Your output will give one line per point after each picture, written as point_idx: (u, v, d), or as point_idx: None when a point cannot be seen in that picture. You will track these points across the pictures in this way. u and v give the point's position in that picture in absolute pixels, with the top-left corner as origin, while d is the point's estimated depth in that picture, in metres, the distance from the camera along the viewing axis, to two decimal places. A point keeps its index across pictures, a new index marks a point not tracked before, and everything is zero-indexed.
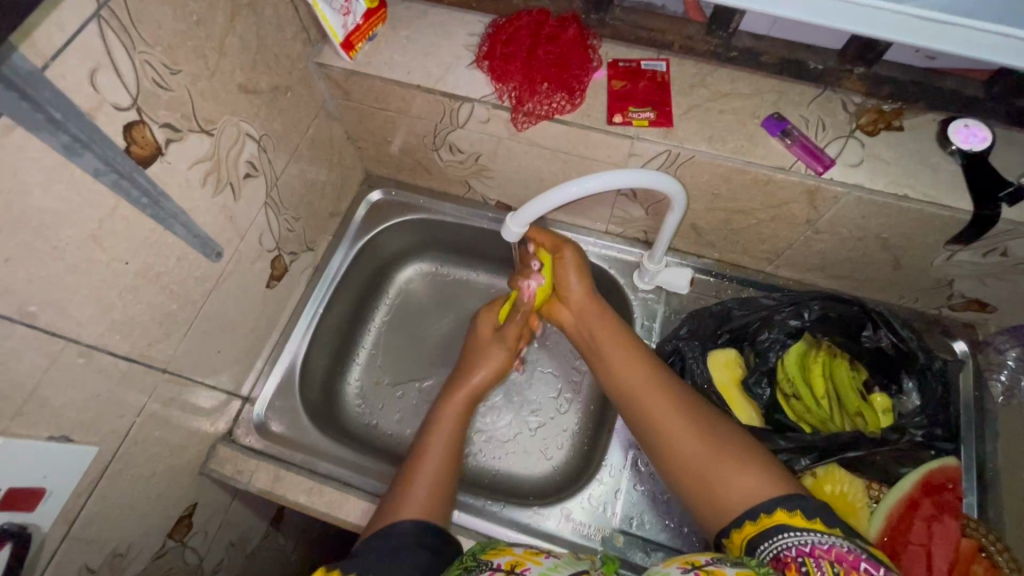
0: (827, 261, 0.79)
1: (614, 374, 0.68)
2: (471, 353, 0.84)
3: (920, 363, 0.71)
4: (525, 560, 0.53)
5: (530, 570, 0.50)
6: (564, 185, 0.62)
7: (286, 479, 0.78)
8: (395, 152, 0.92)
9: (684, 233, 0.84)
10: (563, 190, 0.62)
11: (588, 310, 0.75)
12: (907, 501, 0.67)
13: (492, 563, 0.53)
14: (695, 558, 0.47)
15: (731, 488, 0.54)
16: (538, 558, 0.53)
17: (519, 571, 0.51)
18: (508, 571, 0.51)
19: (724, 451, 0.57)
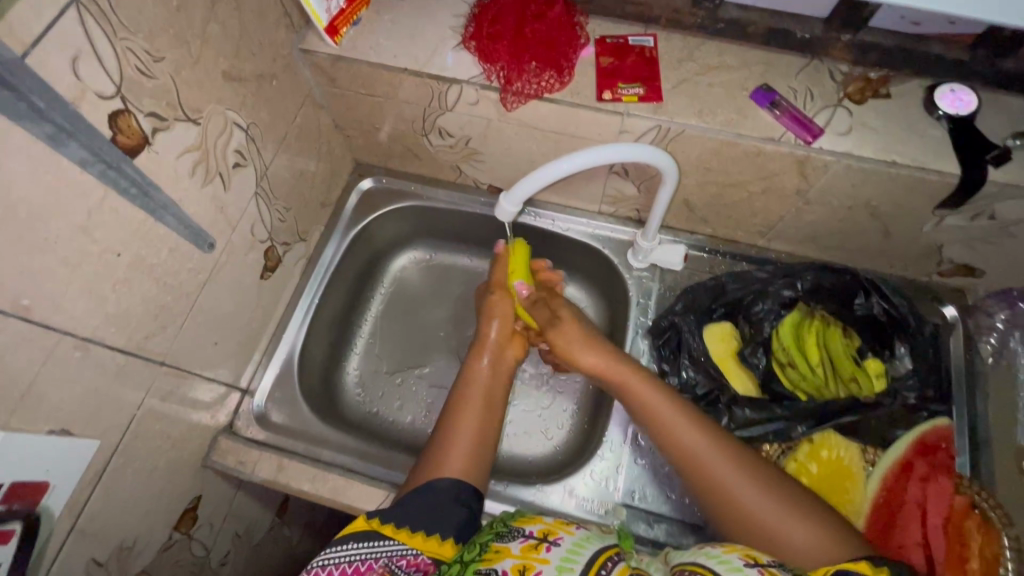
0: (818, 232, 0.79)
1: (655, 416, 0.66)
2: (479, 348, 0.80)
3: (911, 329, 0.71)
4: (556, 528, 0.56)
5: (564, 539, 0.54)
6: (552, 162, 0.61)
7: (290, 467, 0.78)
8: (384, 139, 0.91)
9: (676, 209, 0.84)
10: (551, 166, 0.61)
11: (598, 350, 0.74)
12: (901, 463, 0.69)
13: (524, 530, 0.56)
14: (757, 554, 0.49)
15: (779, 533, 0.56)
16: (569, 529, 0.56)
17: (552, 540, 0.53)
18: (541, 539, 0.54)
19: (772, 499, 0.58)
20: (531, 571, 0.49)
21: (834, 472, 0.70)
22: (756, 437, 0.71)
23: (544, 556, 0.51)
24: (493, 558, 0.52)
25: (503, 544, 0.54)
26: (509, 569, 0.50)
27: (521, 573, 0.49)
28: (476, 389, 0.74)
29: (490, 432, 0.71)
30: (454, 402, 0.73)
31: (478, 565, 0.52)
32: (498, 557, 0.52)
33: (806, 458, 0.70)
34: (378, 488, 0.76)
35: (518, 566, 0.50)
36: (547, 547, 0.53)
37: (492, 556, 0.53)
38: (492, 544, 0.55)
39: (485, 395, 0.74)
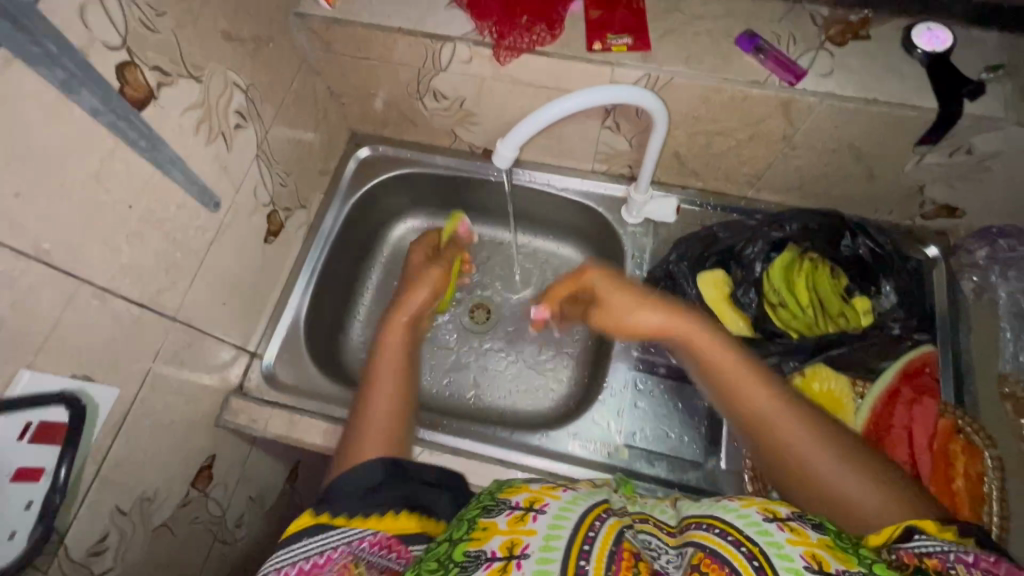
0: (805, 179, 0.82)
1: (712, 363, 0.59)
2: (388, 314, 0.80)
3: (896, 266, 0.76)
4: (542, 495, 0.49)
5: (549, 505, 0.47)
6: (550, 105, 0.63)
7: (301, 423, 0.80)
8: (379, 106, 0.93)
9: (668, 163, 0.86)
10: (551, 108, 0.63)
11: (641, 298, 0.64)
12: (889, 391, 0.72)
13: (511, 501, 0.48)
14: (776, 508, 0.44)
15: (852, 499, 0.48)
16: (556, 492, 0.49)
17: (539, 508, 0.47)
18: (528, 508, 0.47)
19: (852, 463, 0.49)
20: (520, 547, 0.43)
21: (825, 403, 0.73)
22: None
23: (531, 527, 0.45)
24: (480, 537, 0.45)
25: (489, 519, 0.46)
26: (497, 549, 0.43)
27: (510, 550, 0.43)
28: (388, 351, 0.73)
29: (410, 396, 0.68)
30: (370, 368, 0.71)
31: (466, 545, 0.45)
32: (485, 534, 0.45)
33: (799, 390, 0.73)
34: None
35: (507, 544, 0.44)
36: (533, 517, 0.46)
37: (480, 534, 0.45)
38: (478, 519, 0.47)
39: (404, 361, 0.72)
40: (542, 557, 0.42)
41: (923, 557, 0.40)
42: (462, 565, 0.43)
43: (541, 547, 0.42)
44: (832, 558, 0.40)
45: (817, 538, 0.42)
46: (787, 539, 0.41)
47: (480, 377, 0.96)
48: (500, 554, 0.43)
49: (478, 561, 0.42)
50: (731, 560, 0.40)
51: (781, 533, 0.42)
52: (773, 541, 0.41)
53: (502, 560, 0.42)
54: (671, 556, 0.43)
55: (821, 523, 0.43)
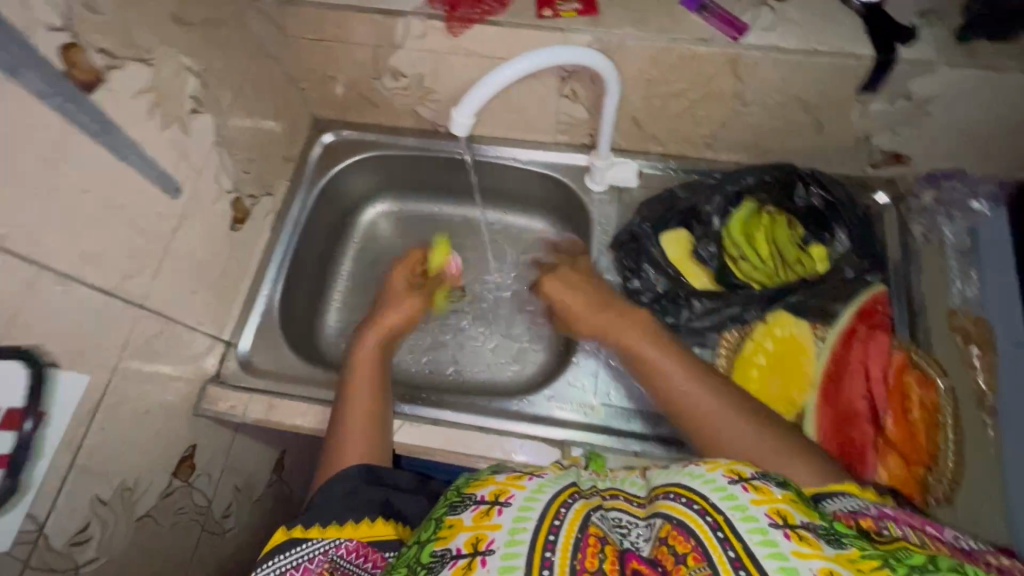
0: (759, 136, 0.84)
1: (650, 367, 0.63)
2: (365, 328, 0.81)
3: (846, 213, 0.79)
4: (509, 486, 0.48)
5: (515, 497, 0.46)
6: (498, 70, 0.64)
7: (280, 407, 0.81)
8: (339, 89, 0.93)
9: (627, 129, 0.88)
10: (499, 73, 0.63)
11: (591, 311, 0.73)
12: (846, 332, 0.74)
13: (475, 495, 0.48)
14: (742, 468, 0.44)
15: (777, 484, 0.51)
16: (523, 482, 0.48)
17: (504, 501, 0.46)
18: (493, 502, 0.47)
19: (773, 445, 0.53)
20: (484, 543, 0.43)
21: (787, 349, 0.75)
22: (717, 325, 0.78)
23: (496, 521, 0.45)
24: (447, 536, 0.45)
25: (455, 516, 0.47)
26: (462, 546, 0.44)
27: (475, 547, 0.43)
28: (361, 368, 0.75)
29: (385, 411, 0.71)
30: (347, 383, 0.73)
31: (433, 545, 0.46)
32: (451, 533, 0.45)
33: (761, 339, 0.76)
34: None
35: (472, 540, 0.44)
36: (498, 511, 0.45)
37: (445, 533, 0.46)
38: (445, 518, 0.48)
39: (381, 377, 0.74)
40: (506, 552, 0.42)
41: (857, 516, 0.44)
42: (430, 566, 0.44)
43: (506, 542, 0.42)
44: (794, 511, 0.42)
45: (781, 492, 0.43)
46: (750, 499, 0.42)
47: (459, 352, 0.97)
48: (465, 551, 0.43)
49: (444, 560, 0.44)
50: (697, 531, 0.41)
51: (746, 494, 0.42)
52: (738, 505, 0.42)
53: (467, 557, 0.43)
54: (639, 529, 0.44)
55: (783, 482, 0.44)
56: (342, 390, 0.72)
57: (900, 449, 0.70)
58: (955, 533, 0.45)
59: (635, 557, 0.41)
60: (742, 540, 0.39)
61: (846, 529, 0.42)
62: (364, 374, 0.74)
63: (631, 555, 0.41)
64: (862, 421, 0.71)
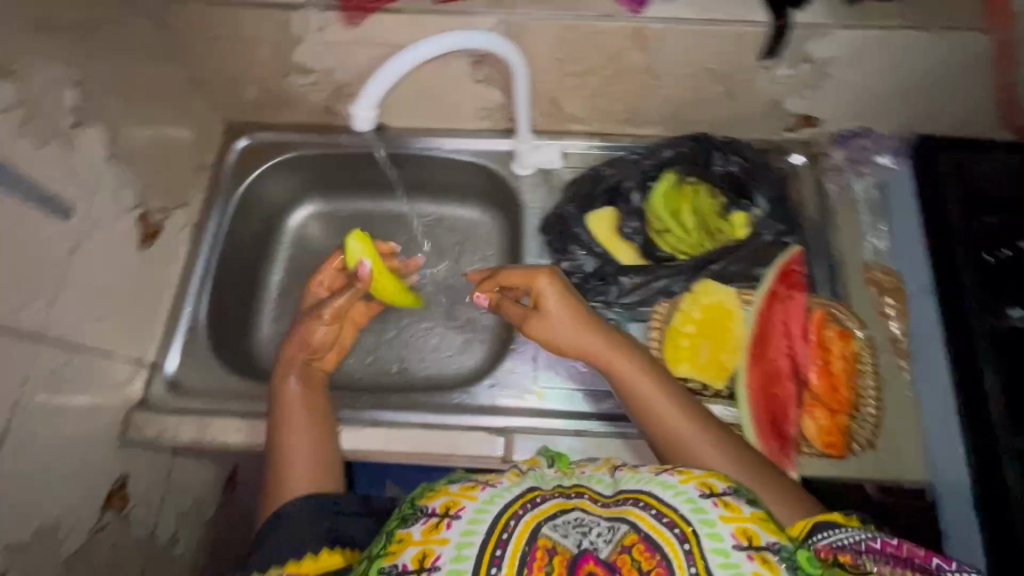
0: (676, 108, 0.85)
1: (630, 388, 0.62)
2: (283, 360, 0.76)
3: (760, 178, 0.81)
4: (461, 497, 0.47)
5: (465, 510, 0.45)
6: (402, 54, 0.62)
7: (213, 425, 0.78)
8: (247, 90, 0.89)
9: (548, 110, 0.87)
10: (402, 57, 0.61)
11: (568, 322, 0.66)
12: (770, 294, 0.75)
13: (427, 506, 0.47)
14: (714, 482, 0.46)
15: None
16: (475, 490, 0.47)
17: (455, 513, 0.45)
18: (444, 514, 0.46)
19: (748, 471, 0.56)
20: (430, 559, 0.43)
21: (714, 314, 0.77)
22: (645, 299, 0.79)
23: (444, 535, 0.44)
24: (396, 551, 0.45)
25: (405, 530, 0.46)
26: (410, 562, 0.43)
27: (422, 563, 0.43)
28: (292, 403, 0.71)
29: (329, 446, 0.69)
30: (278, 424, 0.70)
31: (381, 561, 0.44)
32: (400, 547, 0.45)
33: (688, 308, 0.77)
34: None
35: (419, 555, 0.44)
36: (448, 525, 0.45)
37: (395, 548, 0.45)
38: (396, 531, 0.46)
39: (311, 412, 0.71)
40: (452, 567, 0.42)
41: (837, 551, 0.46)
42: None
43: (453, 558, 0.43)
44: (762, 531, 0.43)
45: (749, 511, 0.44)
46: (719, 516, 0.43)
47: (402, 350, 0.96)
48: (412, 568, 0.43)
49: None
50: (663, 544, 0.42)
51: (715, 510, 0.44)
52: (707, 519, 0.43)
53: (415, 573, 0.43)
54: (601, 530, 0.43)
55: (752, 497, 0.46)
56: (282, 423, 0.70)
57: (823, 403, 0.73)
58: (943, 563, 0.46)
59: (592, 558, 0.41)
60: (705, 558, 0.41)
61: (811, 559, 0.43)
62: (292, 410, 0.70)
63: (586, 557, 0.41)
64: (784, 381, 0.73)
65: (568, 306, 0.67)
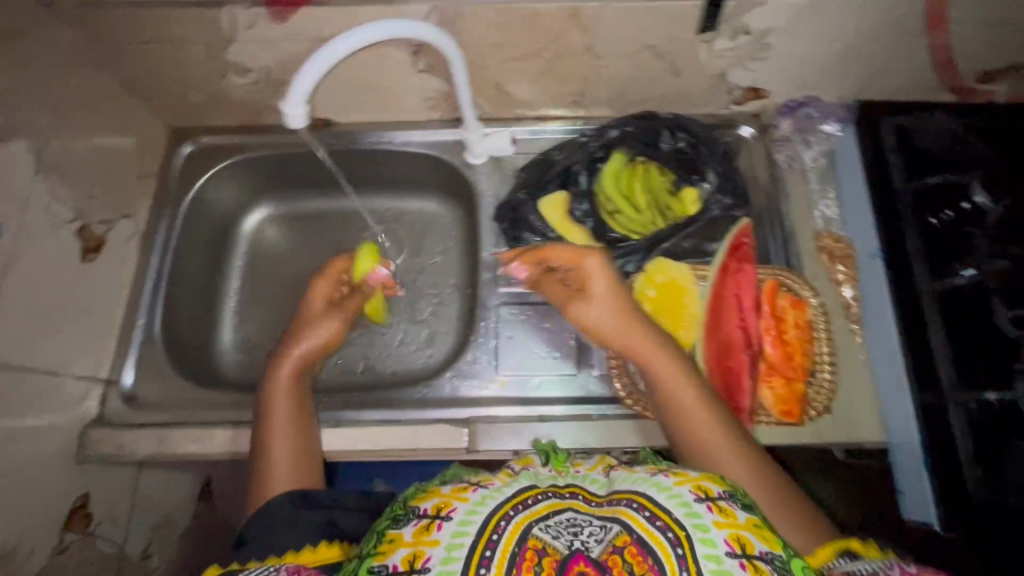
0: (623, 87, 0.85)
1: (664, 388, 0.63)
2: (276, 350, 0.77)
3: (708, 152, 0.81)
4: (452, 498, 0.46)
5: (456, 510, 0.45)
6: (324, 49, 0.60)
7: (172, 437, 0.77)
8: (186, 93, 0.87)
9: (495, 97, 0.87)
10: (324, 53, 0.60)
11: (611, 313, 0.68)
12: (721, 269, 0.76)
13: (419, 508, 0.47)
14: (708, 486, 0.45)
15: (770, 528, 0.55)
16: (467, 492, 0.46)
17: (445, 514, 0.45)
18: (435, 515, 0.45)
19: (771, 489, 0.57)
20: (421, 561, 0.42)
21: (668, 292, 0.77)
22: None
23: (434, 537, 0.44)
24: (386, 551, 0.44)
25: (396, 531, 0.46)
26: (399, 563, 0.43)
27: (412, 565, 0.42)
28: (282, 391, 0.72)
29: (310, 436, 0.70)
30: (264, 417, 0.70)
31: (371, 561, 0.44)
32: (391, 548, 0.44)
33: (642, 289, 0.77)
34: None
35: (409, 557, 0.43)
36: (438, 526, 0.44)
37: (385, 548, 0.45)
38: (387, 532, 0.46)
39: (298, 399, 0.72)
40: (443, 569, 0.41)
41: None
42: None
43: (443, 559, 0.42)
44: (755, 539, 0.43)
45: (744, 518, 0.44)
46: (713, 521, 0.43)
47: (367, 346, 0.95)
48: (402, 569, 0.42)
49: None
50: (656, 549, 0.41)
51: (709, 514, 0.43)
52: (700, 524, 0.42)
53: (404, 575, 0.42)
54: (593, 529, 0.42)
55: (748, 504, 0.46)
56: (264, 434, 0.68)
57: (779, 371, 0.75)
58: None
59: (582, 559, 0.40)
60: (698, 562, 0.41)
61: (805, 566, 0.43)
62: (283, 396, 0.72)
63: (577, 557, 0.40)
64: (739, 352, 0.74)
65: (614, 297, 0.69)
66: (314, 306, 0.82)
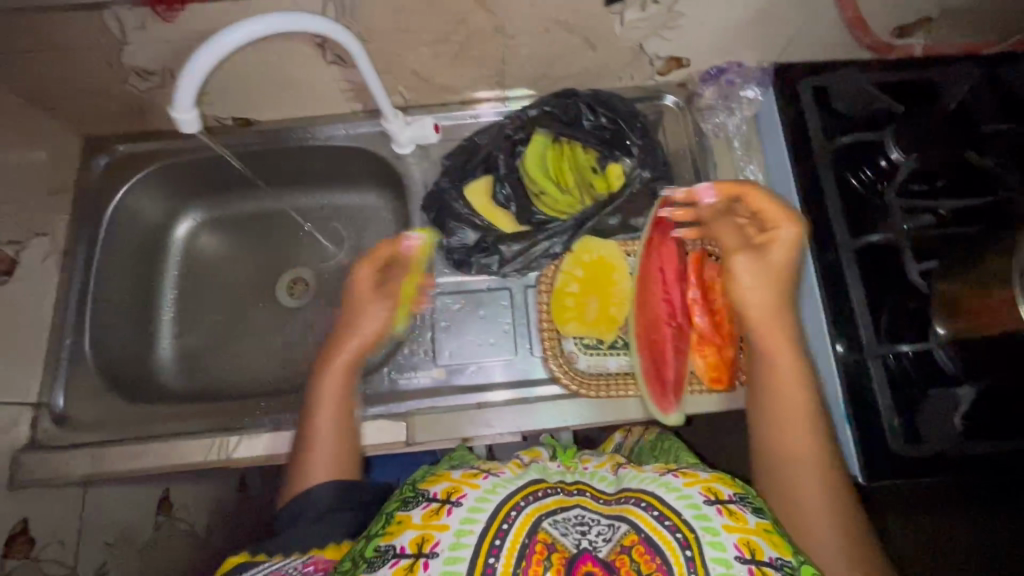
0: (541, 66, 0.83)
1: (786, 383, 0.65)
2: (338, 331, 0.74)
3: (631, 128, 0.81)
4: (461, 484, 0.49)
5: (466, 497, 0.47)
6: (200, 51, 0.56)
7: (106, 457, 0.76)
8: (92, 102, 0.84)
9: (414, 84, 0.85)
10: (199, 56, 0.56)
11: (761, 290, 0.66)
12: (646, 241, 0.75)
13: (428, 491, 0.49)
14: (718, 490, 0.48)
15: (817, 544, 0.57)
16: (476, 480, 0.49)
17: (455, 500, 0.47)
18: (444, 500, 0.47)
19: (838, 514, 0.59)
20: (429, 545, 0.44)
21: (598, 270, 0.78)
22: (529, 264, 0.81)
23: (443, 521, 0.46)
24: (393, 532, 0.46)
25: (404, 513, 0.48)
26: (407, 545, 0.45)
27: (420, 548, 0.44)
28: (332, 380, 0.70)
29: (351, 430, 0.70)
30: (309, 405, 0.70)
31: (379, 540, 0.47)
32: (398, 529, 0.46)
33: (570, 269, 0.78)
34: (208, 439, 0.76)
35: (418, 540, 0.45)
36: (448, 511, 0.46)
37: (393, 529, 0.47)
38: (396, 514, 0.48)
39: (347, 392, 0.71)
40: (450, 556, 0.43)
41: None
42: (372, 560, 0.45)
43: (451, 544, 0.44)
44: (764, 544, 0.44)
45: (754, 522, 0.46)
46: (722, 525, 0.45)
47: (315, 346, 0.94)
48: (409, 551, 0.44)
49: (386, 557, 0.45)
50: (664, 548, 0.42)
51: (718, 519, 0.45)
52: (710, 527, 0.44)
53: (411, 556, 0.44)
54: (601, 528, 0.43)
55: (758, 508, 0.48)
56: (310, 422, 0.68)
57: (711, 341, 0.75)
58: None
59: (589, 559, 0.41)
60: (706, 564, 0.42)
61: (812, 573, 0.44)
62: (329, 391, 0.70)
63: (584, 557, 0.41)
64: (663, 326, 0.75)
65: (777, 277, 0.66)
66: (360, 290, 0.75)
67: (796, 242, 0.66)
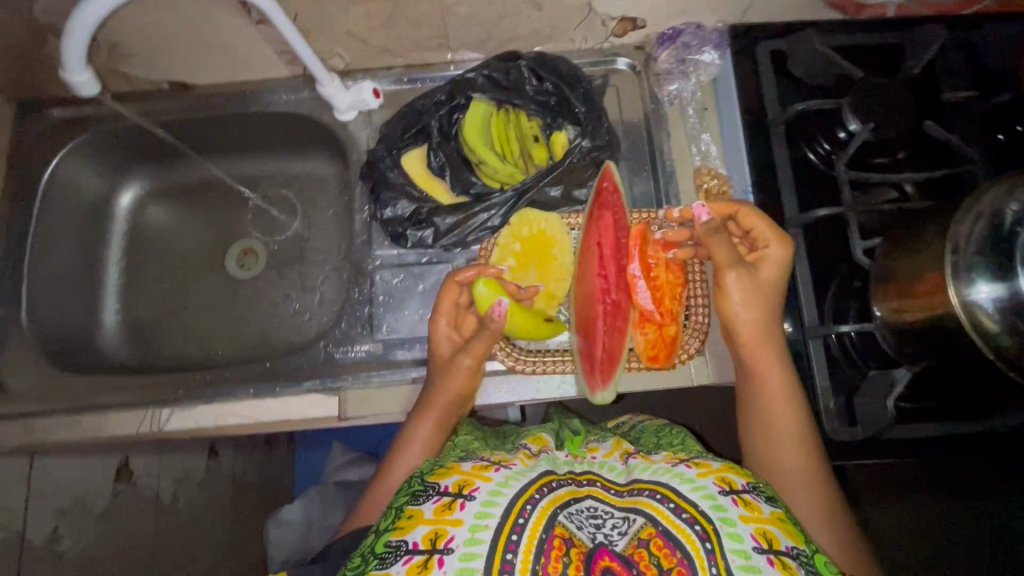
0: (485, 26, 0.78)
1: (775, 398, 0.63)
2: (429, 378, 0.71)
3: (575, 96, 0.77)
4: (473, 477, 0.45)
5: (479, 490, 0.43)
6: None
7: (38, 425, 0.76)
8: (16, 63, 0.80)
9: (352, 45, 0.80)
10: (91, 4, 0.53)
11: (758, 308, 0.65)
12: (592, 211, 0.72)
13: (439, 485, 0.45)
14: (732, 479, 0.44)
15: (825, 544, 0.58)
16: (488, 472, 0.45)
17: (468, 493, 0.43)
18: (456, 494, 0.43)
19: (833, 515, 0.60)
20: (443, 541, 0.40)
21: (534, 244, 0.75)
22: (464, 238, 0.79)
23: (456, 516, 0.41)
24: (405, 527, 0.42)
25: (415, 508, 0.44)
26: (420, 541, 0.41)
27: (433, 544, 0.40)
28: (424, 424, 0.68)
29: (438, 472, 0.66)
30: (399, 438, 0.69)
31: (390, 536, 0.43)
32: (409, 525, 0.42)
33: (506, 240, 0.75)
34: (139, 411, 0.77)
35: (431, 536, 0.41)
36: (461, 505, 0.42)
37: (404, 523, 0.43)
38: (406, 508, 0.45)
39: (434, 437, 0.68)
40: (467, 552, 0.39)
41: None
42: (383, 557, 0.41)
43: (467, 540, 0.39)
44: (781, 535, 0.40)
45: (768, 512, 0.42)
46: (739, 516, 0.40)
47: (265, 318, 0.93)
48: (422, 548, 0.40)
49: (398, 553, 0.40)
50: (683, 541, 0.38)
51: (735, 509, 0.41)
52: (727, 518, 0.40)
53: (424, 554, 0.40)
54: (615, 521, 0.40)
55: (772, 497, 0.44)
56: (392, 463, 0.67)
57: (651, 318, 0.71)
58: None
59: (608, 554, 0.38)
60: (726, 557, 0.37)
61: (826, 562, 0.41)
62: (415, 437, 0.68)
63: (601, 551, 0.38)
64: (595, 303, 0.69)
65: (768, 293, 0.66)
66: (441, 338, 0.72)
67: (785, 260, 0.65)
